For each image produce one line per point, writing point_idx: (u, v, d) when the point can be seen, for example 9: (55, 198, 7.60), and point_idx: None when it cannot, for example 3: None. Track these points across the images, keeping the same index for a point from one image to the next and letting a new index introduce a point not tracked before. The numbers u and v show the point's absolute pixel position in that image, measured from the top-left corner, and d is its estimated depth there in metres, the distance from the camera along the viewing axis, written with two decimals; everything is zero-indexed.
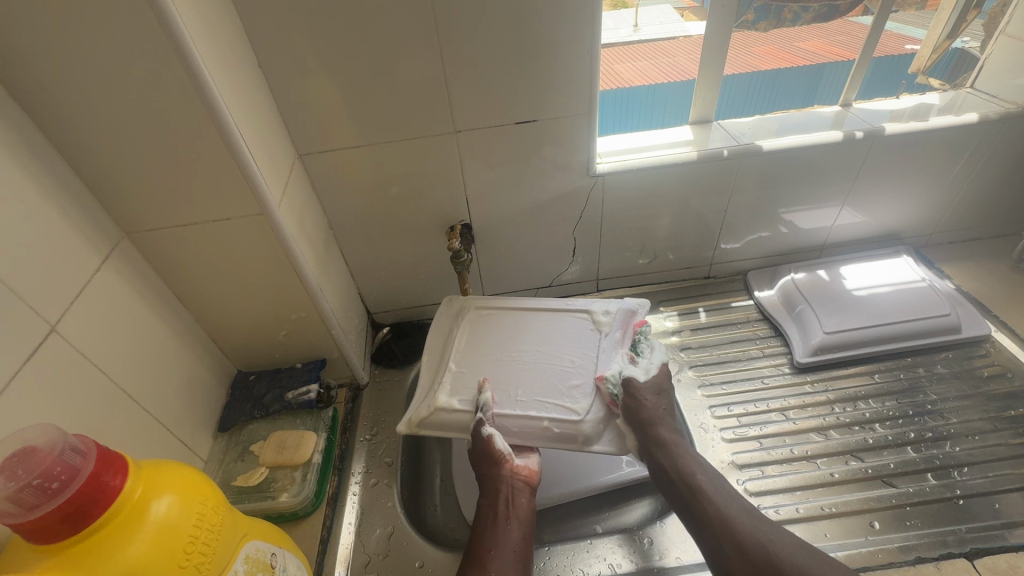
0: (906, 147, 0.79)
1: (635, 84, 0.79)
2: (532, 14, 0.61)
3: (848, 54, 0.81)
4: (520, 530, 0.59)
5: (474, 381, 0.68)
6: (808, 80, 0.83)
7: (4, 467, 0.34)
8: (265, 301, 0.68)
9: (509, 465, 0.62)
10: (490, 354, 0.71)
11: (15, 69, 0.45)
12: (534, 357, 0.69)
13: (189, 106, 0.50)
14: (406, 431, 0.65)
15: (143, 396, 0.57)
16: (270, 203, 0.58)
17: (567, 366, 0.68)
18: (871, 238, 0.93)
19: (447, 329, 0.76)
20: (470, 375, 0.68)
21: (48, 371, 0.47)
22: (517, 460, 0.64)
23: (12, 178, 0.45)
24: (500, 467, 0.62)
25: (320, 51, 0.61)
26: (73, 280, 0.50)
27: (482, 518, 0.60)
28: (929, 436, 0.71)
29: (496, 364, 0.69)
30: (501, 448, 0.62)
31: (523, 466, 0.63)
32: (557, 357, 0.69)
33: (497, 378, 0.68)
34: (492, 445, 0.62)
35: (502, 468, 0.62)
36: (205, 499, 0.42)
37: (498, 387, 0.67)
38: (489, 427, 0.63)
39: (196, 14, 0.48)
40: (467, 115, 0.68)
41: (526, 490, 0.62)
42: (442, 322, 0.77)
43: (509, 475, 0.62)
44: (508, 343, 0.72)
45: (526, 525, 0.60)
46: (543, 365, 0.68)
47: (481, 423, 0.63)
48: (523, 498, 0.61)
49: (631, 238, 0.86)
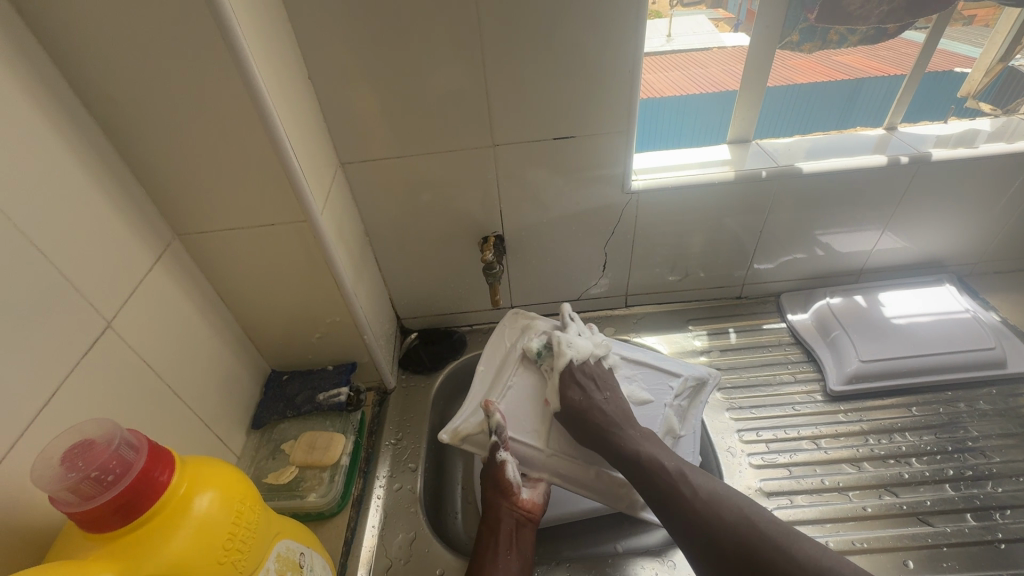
0: (953, 174, 0.77)
1: (664, 95, 0.78)
2: (577, 31, 0.61)
3: (893, 71, 0.78)
4: (518, 561, 0.60)
5: (531, 408, 0.70)
6: (846, 97, 0.82)
7: (65, 458, 0.36)
8: (301, 303, 0.70)
9: (512, 497, 0.64)
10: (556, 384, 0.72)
11: (89, 79, 0.48)
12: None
13: (244, 117, 0.52)
14: (449, 441, 0.68)
15: (185, 392, 0.59)
16: (313, 211, 0.60)
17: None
18: (912, 265, 0.91)
19: (510, 342, 0.78)
20: (528, 401, 0.71)
21: (103, 365, 0.49)
22: (522, 493, 0.65)
23: (78, 182, 0.48)
24: (506, 497, 0.64)
25: (367, 63, 0.63)
26: (129, 278, 0.53)
27: (482, 544, 0.62)
28: (969, 475, 0.69)
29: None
30: (511, 476, 0.64)
31: (527, 499, 0.65)
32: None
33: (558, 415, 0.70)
34: (503, 471, 0.65)
35: (505, 500, 0.64)
36: (244, 498, 0.43)
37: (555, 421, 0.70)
38: (503, 452, 0.66)
39: (255, 30, 0.50)
40: (506, 129, 0.69)
41: (526, 524, 0.64)
42: (504, 336, 0.79)
43: (511, 508, 0.64)
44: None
45: (525, 560, 0.61)
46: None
47: (496, 447, 0.65)
48: (524, 532, 0.63)
49: (663, 255, 0.86)
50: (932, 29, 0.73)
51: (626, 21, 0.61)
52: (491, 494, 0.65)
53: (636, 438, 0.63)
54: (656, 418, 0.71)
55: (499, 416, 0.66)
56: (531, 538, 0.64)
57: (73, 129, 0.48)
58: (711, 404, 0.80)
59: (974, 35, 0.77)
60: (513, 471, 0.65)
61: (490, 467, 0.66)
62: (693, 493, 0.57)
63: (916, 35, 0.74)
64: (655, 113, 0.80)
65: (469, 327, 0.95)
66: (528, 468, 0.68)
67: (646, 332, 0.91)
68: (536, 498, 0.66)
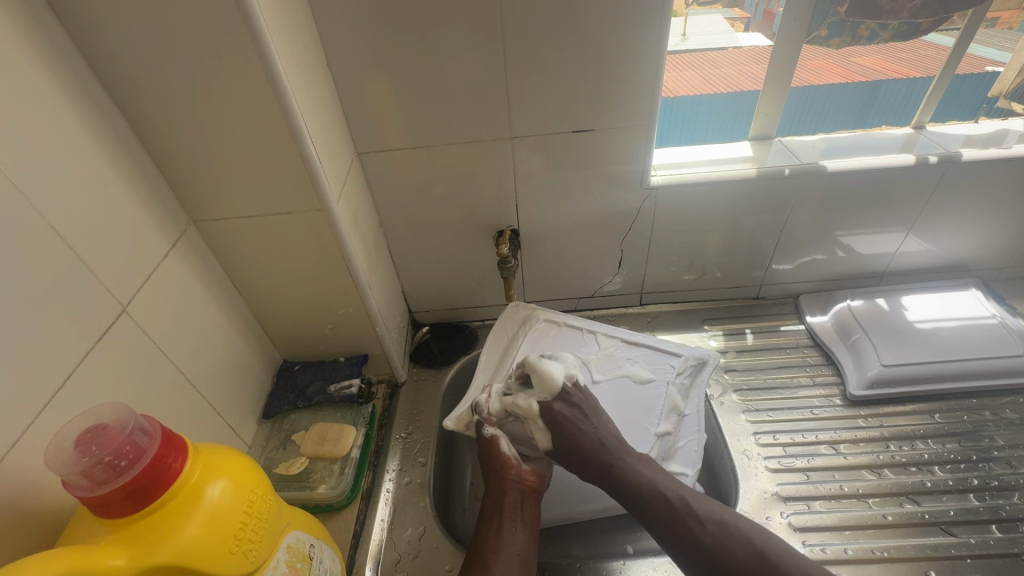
0: (984, 176, 0.75)
1: (676, 95, 0.77)
2: (599, 20, 0.60)
3: (910, 72, 0.77)
4: (524, 534, 0.60)
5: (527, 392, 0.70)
6: (863, 98, 0.79)
7: (79, 442, 0.36)
8: (314, 293, 0.69)
9: (514, 470, 0.63)
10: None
11: (110, 62, 0.48)
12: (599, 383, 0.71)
13: (263, 103, 0.51)
14: (452, 426, 0.68)
15: (198, 380, 0.59)
16: (330, 201, 0.59)
17: (634, 400, 0.70)
18: (936, 268, 0.89)
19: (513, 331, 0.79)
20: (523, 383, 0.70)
21: (118, 351, 0.49)
22: (524, 465, 0.64)
23: (96, 165, 0.48)
24: (506, 470, 0.63)
25: (386, 51, 0.62)
26: (145, 264, 0.53)
27: (486, 519, 0.61)
28: (994, 485, 0.67)
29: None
30: (505, 451, 0.64)
31: (530, 470, 0.64)
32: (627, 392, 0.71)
33: None
34: (496, 446, 0.64)
35: (507, 471, 0.63)
36: (255, 487, 0.43)
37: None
38: (490, 428, 0.65)
39: (276, 15, 0.50)
40: (526, 122, 0.68)
41: (530, 495, 0.63)
42: (506, 326, 0.80)
43: (514, 479, 0.63)
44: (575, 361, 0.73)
45: (531, 532, 0.60)
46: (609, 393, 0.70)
47: (482, 424, 0.66)
48: (528, 504, 0.62)
49: (680, 253, 0.84)
50: (963, 31, 0.71)
51: (652, 11, 0.59)
52: (491, 467, 0.64)
53: (635, 466, 0.59)
54: (659, 398, 0.69)
55: (483, 396, 0.67)
56: (536, 510, 0.63)
57: (92, 111, 0.48)
58: (726, 406, 0.78)
59: (989, 36, 0.76)
60: (507, 449, 0.64)
61: (484, 446, 0.65)
62: (701, 526, 0.54)
63: (942, 38, 0.73)
64: (666, 114, 0.79)
65: (481, 321, 0.94)
66: (525, 447, 0.66)
67: (661, 331, 0.90)
68: (539, 472, 0.65)
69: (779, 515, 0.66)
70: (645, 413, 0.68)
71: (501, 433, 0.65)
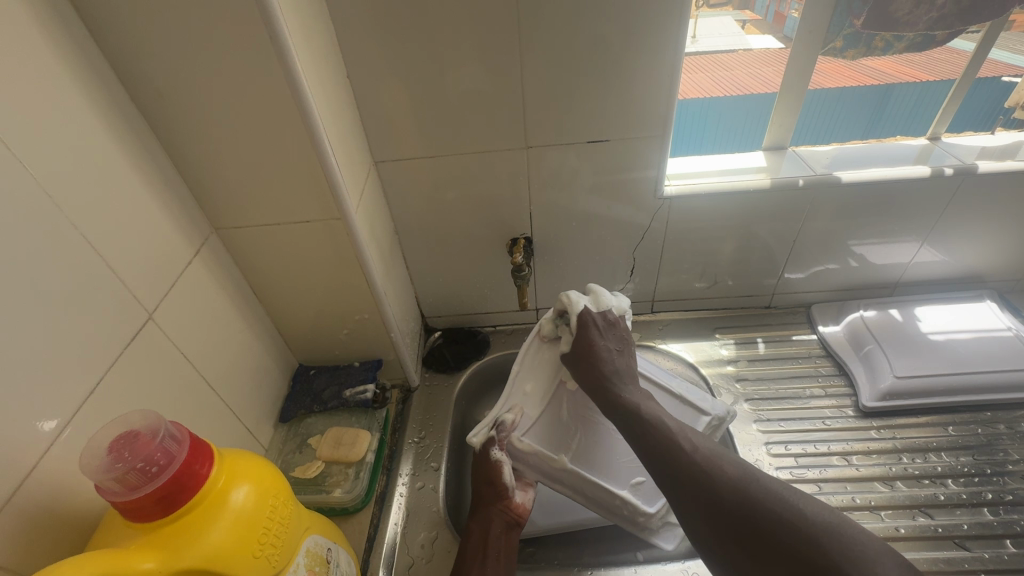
0: (999, 187, 0.74)
1: (686, 97, 0.75)
2: (615, 34, 0.61)
3: (922, 76, 0.76)
4: (499, 564, 0.60)
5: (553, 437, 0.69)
6: (874, 106, 0.79)
7: (112, 448, 0.37)
8: (331, 300, 0.70)
9: (504, 500, 0.64)
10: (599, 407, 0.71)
11: (141, 77, 0.49)
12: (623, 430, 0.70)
13: (287, 116, 0.52)
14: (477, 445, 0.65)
15: (218, 383, 0.60)
16: (349, 210, 0.60)
17: None
18: (951, 280, 0.88)
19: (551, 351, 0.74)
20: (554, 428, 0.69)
21: (144, 357, 0.50)
22: (516, 496, 0.66)
23: (124, 174, 0.49)
24: (499, 497, 0.64)
25: (405, 63, 0.63)
26: (171, 272, 0.54)
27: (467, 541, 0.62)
28: (1008, 500, 0.67)
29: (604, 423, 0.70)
30: (506, 479, 0.64)
31: (519, 501, 0.65)
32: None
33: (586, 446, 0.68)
34: (499, 471, 0.65)
35: (496, 500, 0.64)
36: (277, 494, 0.44)
37: (588, 452, 0.68)
38: (497, 452, 0.66)
39: (300, 30, 0.51)
40: (540, 133, 0.69)
41: (514, 526, 0.64)
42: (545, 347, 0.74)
43: (503, 509, 0.64)
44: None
45: (509, 563, 0.61)
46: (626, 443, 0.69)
47: (492, 442, 0.66)
48: (512, 534, 0.64)
49: (692, 262, 0.85)
50: (982, 38, 0.72)
51: (667, 25, 0.60)
52: (486, 490, 0.65)
53: (637, 397, 0.63)
54: None
55: (511, 417, 0.68)
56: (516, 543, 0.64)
57: (122, 124, 0.49)
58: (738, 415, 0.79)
59: (1009, 41, 0.73)
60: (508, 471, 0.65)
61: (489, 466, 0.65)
62: (695, 447, 0.55)
63: (964, 43, 0.73)
64: (678, 121, 0.78)
65: (493, 328, 0.95)
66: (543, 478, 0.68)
67: (672, 339, 0.90)
68: (527, 502, 0.66)
69: None
70: None
71: (506, 460, 0.66)
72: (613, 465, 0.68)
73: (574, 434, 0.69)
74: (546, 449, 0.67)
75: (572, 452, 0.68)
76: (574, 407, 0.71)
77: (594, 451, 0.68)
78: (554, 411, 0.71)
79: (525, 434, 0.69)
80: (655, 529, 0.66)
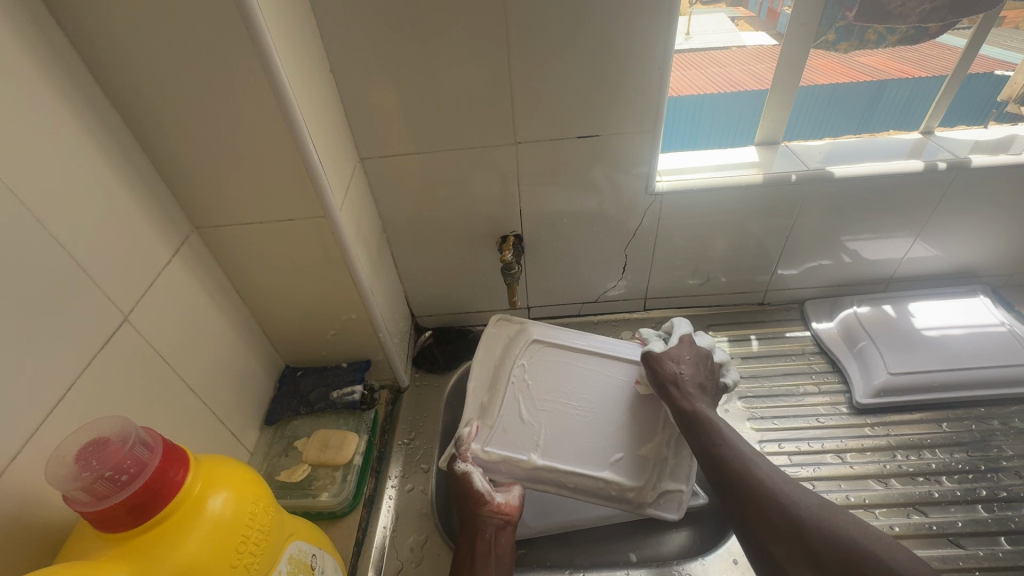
0: (992, 182, 0.74)
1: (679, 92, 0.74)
2: (605, 27, 0.59)
3: (916, 72, 0.75)
4: (496, 567, 0.59)
5: (523, 439, 0.67)
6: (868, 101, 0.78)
7: (80, 456, 0.35)
8: (316, 300, 0.69)
9: (488, 504, 0.63)
10: (552, 398, 0.71)
11: (112, 71, 0.47)
12: (586, 412, 0.70)
13: (266, 111, 0.51)
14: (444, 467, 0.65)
15: (200, 386, 0.59)
16: (333, 207, 0.59)
17: (635, 415, 0.69)
18: (944, 276, 0.88)
19: (501, 349, 0.75)
20: (519, 427, 0.68)
21: (119, 360, 0.49)
22: (499, 497, 0.64)
23: (96, 171, 0.47)
24: (479, 504, 0.62)
25: (390, 57, 0.61)
26: (147, 272, 0.53)
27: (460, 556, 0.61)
28: (1003, 496, 0.66)
29: (563, 410, 0.70)
30: (479, 486, 0.63)
31: (504, 501, 0.63)
32: (613, 406, 0.70)
33: (554, 435, 0.68)
34: (468, 481, 0.63)
35: (481, 506, 0.62)
36: (258, 499, 0.42)
37: (561, 441, 0.67)
38: (463, 464, 0.64)
39: (279, 22, 0.49)
40: (530, 128, 0.68)
41: (506, 526, 0.62)
42: (492, 344, 0.75)
43: (489, 513, 0.62)
44: (565, 386, 0.72)
45: (503, 565, 0.59)
46: (593, 419, 0.69)
47: (455, 459, 0.65)
48: (504, 535, 0.62)
49: (684, 259, 0.84)
50: (974, 32, 0.71)
51: (658, 18, 0.59)
52: (466, 503, 0.63)
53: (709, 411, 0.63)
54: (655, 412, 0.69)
55: (467, 430, 0.66)
56: (513, 543, 0.62)
57: (95, 120, 0.47)
58: (731, 413, 0.78)
59: (1001, 36, 0.73)
60: (479, 479, 0.64)
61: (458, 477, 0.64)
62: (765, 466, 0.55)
63: (954, 39, 0.72)
64: (669, 116, 0.77)
65: (484, 326, 0.94)
66: (527, 481, 0.66)
67: None
68: (513, 500, 0.64)
69: None
70: (639, 428, 0.68)
71: (475, 469, 0.64)
72: (585, 449, 0.67)
73: (540, 428, 0.68)
74: (515, 453, 0.66)
75: (541, 449, 0.67)
76: (528, 404, 0.70)
77: (566, 438, 0.68)
78: (508, 413, 0.69)
79: (487, 442, 0.67)
80: (654, 501, 0.66)
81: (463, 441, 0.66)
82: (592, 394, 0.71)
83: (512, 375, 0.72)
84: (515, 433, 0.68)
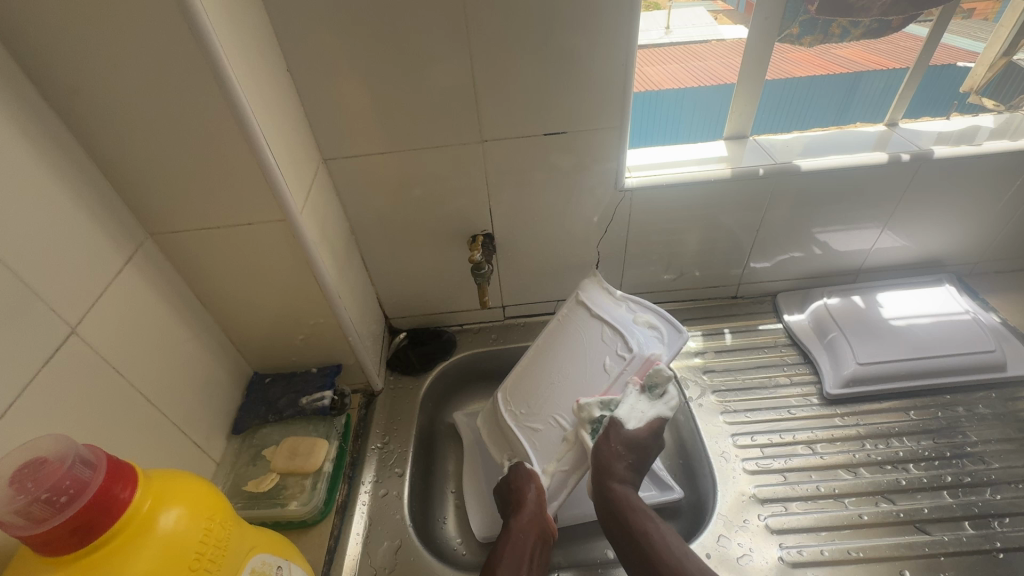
0: (954, 172, 0.75)
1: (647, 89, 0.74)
2: (568, 21, 0.58)
3: (887, 63, 0.75)
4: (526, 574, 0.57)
5: (552, 434, 0.65)
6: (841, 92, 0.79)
7: (15, 479, 0.34)
8: (282, 304, 0.67)
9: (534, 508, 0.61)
10: (539, 392, 0.69)
11: (49, 73, 0.45)
12: (564, 373, 0.69)
13: (216, 113, 0.49)
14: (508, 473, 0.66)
15: (159, 398, 0.57)
16: (293, 210, 0.57)
17: (592, 339, 0.70)
18: (911, 265, 0.89)
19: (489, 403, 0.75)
20: (540, 433, 0.66)
21: (66, 375, 0.47)
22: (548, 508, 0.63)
23: (38, 179, 0.45)
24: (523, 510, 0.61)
25: (349, 55, 0.60)
26: (97, 282, 0.51)
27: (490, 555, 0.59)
28: (968, 482, 0.68)
29: (561, 390, 0.67)
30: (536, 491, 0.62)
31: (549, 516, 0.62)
32: (572, 347, 0.71)
33: (563, 407, 0.66)
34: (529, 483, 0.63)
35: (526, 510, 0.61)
36: (214, 514, 0.41)
37: (570, 404, 0.66)
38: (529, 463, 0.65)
39: (227, 20, 0.47)
40: (496, 126, 0.67)
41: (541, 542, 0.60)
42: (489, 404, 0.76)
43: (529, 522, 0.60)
44: (539, 376, 0.71)
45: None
46: (574, 372, 0.68)
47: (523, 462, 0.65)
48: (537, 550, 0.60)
49: (657, 253, 0.84)
50: (936, 23, 0.71)
51: (621, 12, 0.58)
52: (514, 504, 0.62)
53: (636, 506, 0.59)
54: (600, 326, 0.70)
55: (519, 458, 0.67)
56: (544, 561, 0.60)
57: (34, 123, 0.45)
58: (705, 407, 0.78)
59: (971, 27, 0.74)
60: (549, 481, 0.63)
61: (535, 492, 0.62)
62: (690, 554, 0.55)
63: (919, 27, 0.72)
64: (641, 111, 0.77)
65: (459, 327, 0.93)
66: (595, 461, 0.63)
67: None
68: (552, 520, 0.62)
69: (756, 517, 0.66)
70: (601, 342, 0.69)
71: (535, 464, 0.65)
72: (583, 384, 0.66)
73: (555, 416, 0.66)
74: (558, 453, 0.64)
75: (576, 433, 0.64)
76: (530, 418, 0.68)
77: (567, 398, 0.67)
78: (524, 437, 0.67)
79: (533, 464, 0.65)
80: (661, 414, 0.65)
81: (519, 464, 0.65)
82: (564, 358, 0.70)
83: (506, 411, 0.70)
84: (541, 442, 0.66)
